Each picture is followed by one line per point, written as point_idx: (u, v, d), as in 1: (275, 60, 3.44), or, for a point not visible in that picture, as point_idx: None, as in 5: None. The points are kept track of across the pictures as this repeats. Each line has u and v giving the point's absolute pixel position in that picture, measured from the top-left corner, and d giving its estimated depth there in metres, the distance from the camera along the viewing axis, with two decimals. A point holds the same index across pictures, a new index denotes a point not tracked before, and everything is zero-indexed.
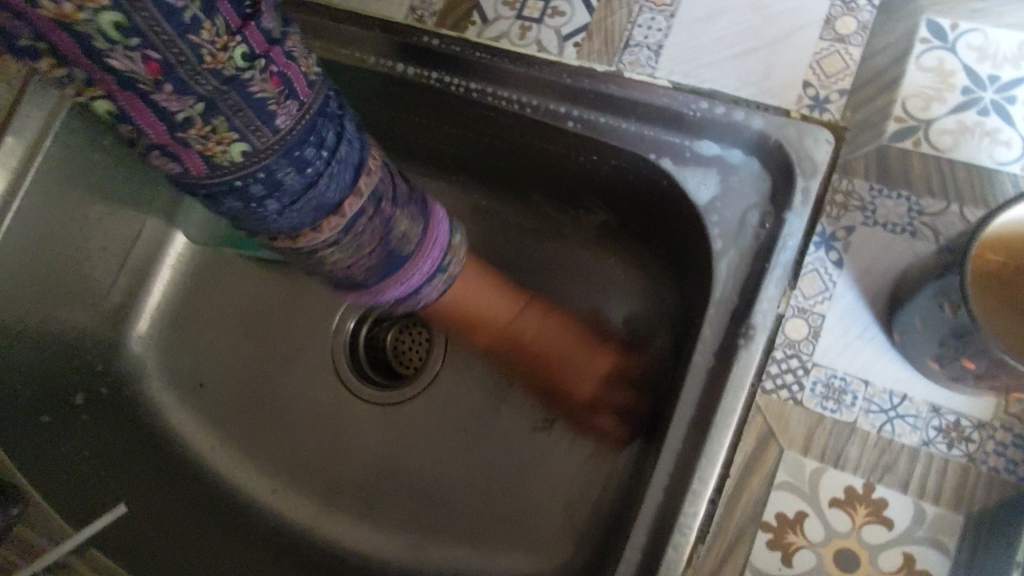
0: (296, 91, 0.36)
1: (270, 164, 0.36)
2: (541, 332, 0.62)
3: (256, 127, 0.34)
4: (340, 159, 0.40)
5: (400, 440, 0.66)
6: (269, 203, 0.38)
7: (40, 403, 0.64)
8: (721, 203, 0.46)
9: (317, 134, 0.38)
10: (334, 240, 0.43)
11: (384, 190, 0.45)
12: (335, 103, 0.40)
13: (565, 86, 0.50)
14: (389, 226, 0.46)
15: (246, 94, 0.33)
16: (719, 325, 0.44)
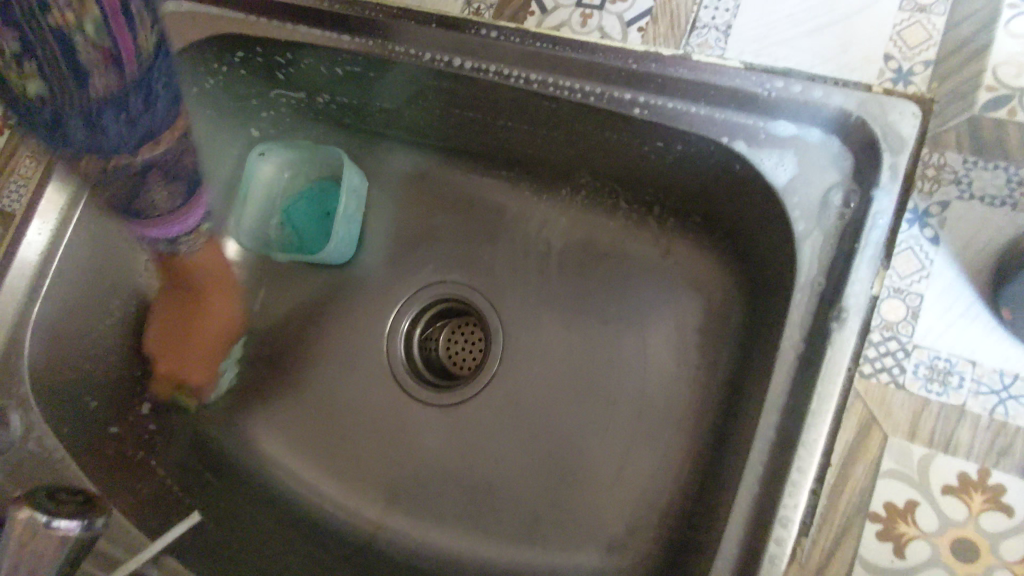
0: (160, 76, 0.43)
1: (57, 111, 0.40)
2: (189, 325, 0.67)
3: (63, 81, 0.38)
4: (129, 127, 0.42)
5: (460, 440, 0.66)
6: (76, 131, 0.41)
7: (111, 415, 0.65)
8: (801, 184, 0.45)
9: (128, 103, 0.41)
10: (91, 194, 0.48)
11: (175, 183, 0.48)
12: (163, 119, 0.45)
13: (630, 73, 0.49)
14: (174, 163, 0.47)
15: (97, 108, 0.40)
16: (807, 308, 0.43)
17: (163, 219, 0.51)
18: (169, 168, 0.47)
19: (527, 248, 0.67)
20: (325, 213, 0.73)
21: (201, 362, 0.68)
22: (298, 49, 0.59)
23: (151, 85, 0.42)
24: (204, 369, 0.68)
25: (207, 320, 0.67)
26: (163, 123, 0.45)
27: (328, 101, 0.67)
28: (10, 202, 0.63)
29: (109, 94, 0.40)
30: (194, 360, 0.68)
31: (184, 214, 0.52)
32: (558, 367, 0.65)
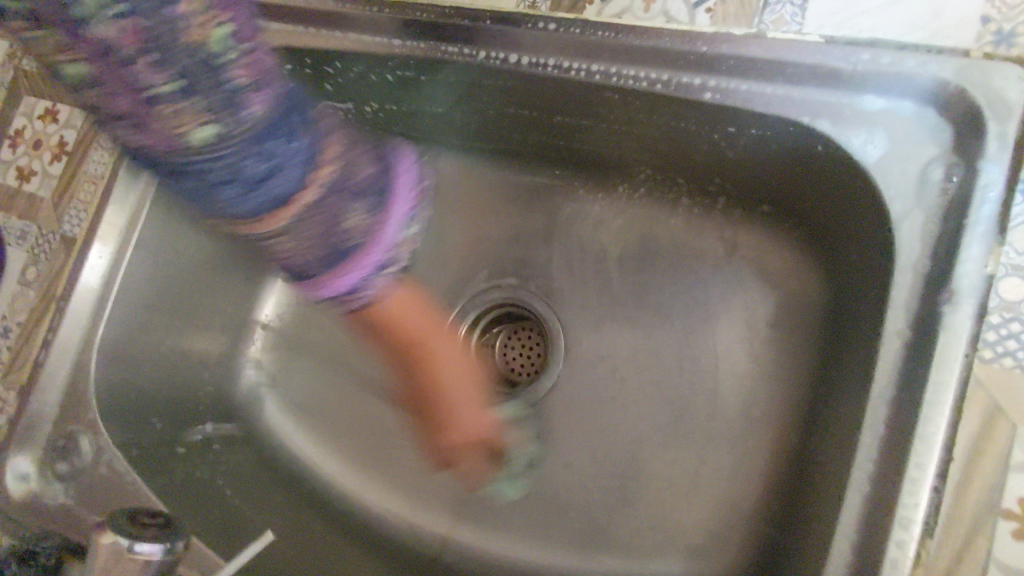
0: (299, 111, 0.38)
1: (235, 156, 0.34)
2: (461, 375, 0.59)
3: (226, 112, 0.33)
4: (292, 158, 0.36)
5: (528, 448, 0.64)
6: (226, 190, 0.35)
7: (174, 437, 0.66)
8: (895, 160, 0.42)
9: (284, 136, 0.36)
10: (298, 252, 0.41)
11: (348, 200, 0.41)
12: (310, 143, 0.38)
13: (699, 56, 0.47)
14: (345, 182, 0.41)
15: (259, 139, 0.35)
16: (912, 291, 0.40)
17: (369, 251, 0.43)
18: (344, 195, 0.41)
19: (588, 249, 0.65)
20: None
21: (477, 416, 0.60)
22: (351, 57, 0.58)
23: (296, 114, 0.38)
24: (481, 422, 0.60)
25: (440, 382, 0.59)
26: (310, 176, 0.38)
27: (377, 109, 0.66)
28: (71, 226, 0.63)
29: (266, 113, 0.35)
30: (471, 415, 0.60)
31: (370, 249, 0.43)
32: (625, 369, 0.62)
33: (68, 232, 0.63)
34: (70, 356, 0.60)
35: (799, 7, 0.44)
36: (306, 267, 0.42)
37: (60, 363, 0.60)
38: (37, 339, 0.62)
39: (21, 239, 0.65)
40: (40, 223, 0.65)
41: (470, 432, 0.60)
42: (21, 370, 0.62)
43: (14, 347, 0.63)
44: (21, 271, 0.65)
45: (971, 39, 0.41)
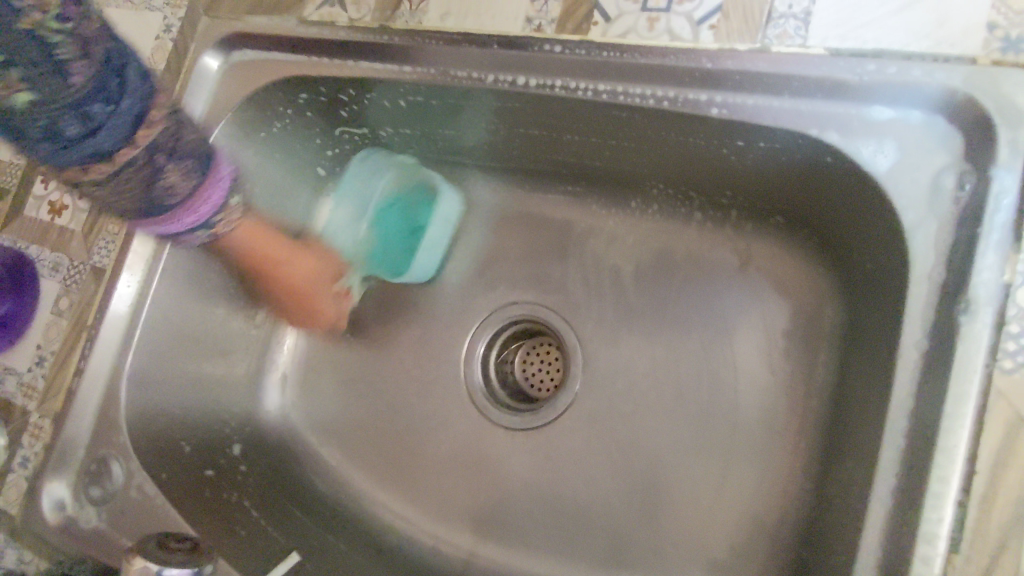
0: (120, 77, 0.40)
1: (50, 115, 0.37)
2: (317, 284, 0.68)
3: (42, 78, 0.36)
4: (116, 121, 0.40)
5: (550, 465, 0.64)
6: (38, 141, 0.38)
7: (202, 458, 0.67)
8: (905, 171, 0.42)
9: (110, 97, 0.39)
10: (107, 197, 0.44)
11: (187, 162, 0.45)
12: (140, 101, 0.41)
13: (704, 72, 0.47)
14: (179, 145, 0.45)
15: (75, 105, 0.38)
16: (927, 302, 0.40)
17: (184, 208, 0.48)
18: (159, 167, 0.44)
19: (605, 265, 0.66)
20: (413, 229, 0.71)
21: (319, 298, 0.69)
22: (362, 83, 0.60)
23: (115, 72, 0.39)
24: (330, 305, 0.70)
25: (295, 290, 0.67)
26: (135, 136, 0.41)
27: (391, 133, 0.68)
28: (100, 257, 0.66)
29: (87, 83, 0.38)
30: (325, 292, 0.69)
31: (201, 192, 0.48)
32: (644, 383, 0.62)
33: (97, 263, 0.66)
34: (102, 381, 0.63)
35: (803, 21, 0.45)
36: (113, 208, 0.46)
37: (91, 389, 0.63)
38: (70, 367, 0.65)
39: (53, 270, 0.68)
40: (71, 255, 0.67)
41: (318, 314, 0.70)
42: (56, 397, 0.65)
43: (49, 375, 0.66)
44: (54, 302, 0.67)
45: (977, 46, 0.41)
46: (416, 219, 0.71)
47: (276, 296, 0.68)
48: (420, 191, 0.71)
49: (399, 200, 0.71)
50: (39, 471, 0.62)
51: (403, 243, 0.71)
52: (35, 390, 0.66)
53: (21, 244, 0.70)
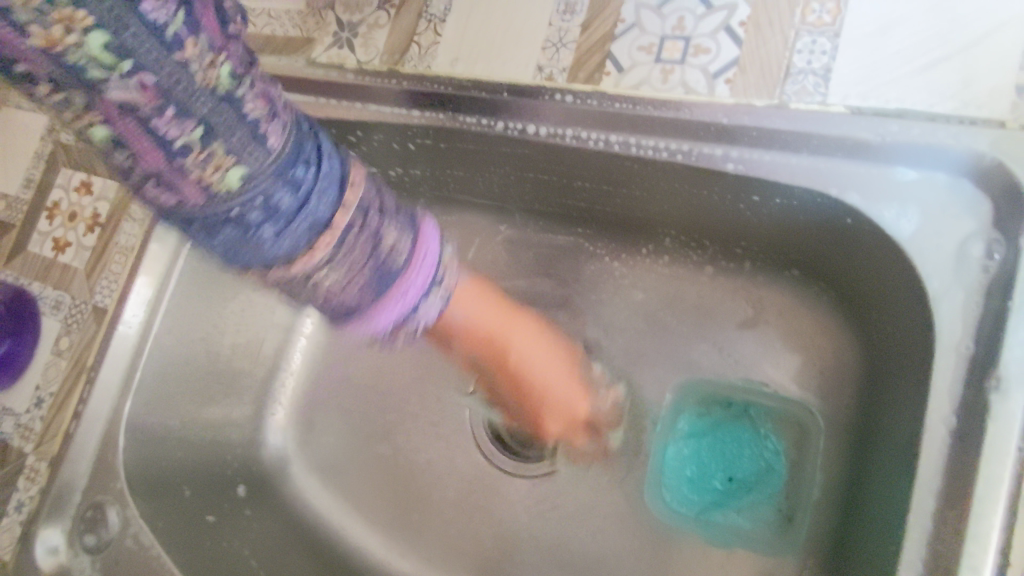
0: (305, 134, 0.37)
1: (264, 187, 0.34)
2: (566, 376, 0.61)
3: (252, 149, 0.33)
4: (323, 177, 0.38)
5: (557, 516, 0.62)
6: (259, 223, 0.35)
7: (204, 504, 0.66)
8: (930, 235, 0.40)
9: (299, 168, 0.36)
10: (346, 292, 0.41)
11: (400, 225, 0.42)
12: (331, 166, 0.38)
13: (720, 127, 0.45)
14: (382, 223, 0.41)
15: (282, 168, 0.35)
16: (954, 377, 0.38)
17: (394, 299, 0.44)
18: (375, 237, 0.41)
19: (617, 311, 0.64)
20: (734, 476, 0.58)
21: (554, 401, 0.61)
22: (371, 127, 0.59)
23: (302, 142, 0.37)
24: (581, 400, 0.62)
25: (529, 368, 0.59)
26: (340, 201, 0.39)
27: (401, 174, 0.66)
28: (102, 297, 0.65)
29: (285, 142, 0.35)
30: (569, 384, 0.61)
31: (393, 293, 0.44)
32: (650, 431, 0.61)
33: (99, 303, 0.65)
34: (99, 426, 0.61)
35: (822, 78, 0.43)
36: (350, 305, 0.42)
37: (89, 432, 0.61)
38: (68, 410, 0.63)
39: (55, 309, 0.67)
40: (73, 293, 0.66)
41: (568, 412, 0.62)
42: (54, 440, 0.64)
43: (47, 417, 0.65)
44: (55, 341, 0.66)
45: (1007, 109, 0.39)
46: (727, 466, 0.58)
47: (502, 379, 0.62)
48: (717, 439, 0.60)
49: (695, 460, 0.60)
50: (33, 518, 0.61)
51: (710, 497, 0.58)
52: (31, 432, 0.65)
53: (23, 281, 0.70)
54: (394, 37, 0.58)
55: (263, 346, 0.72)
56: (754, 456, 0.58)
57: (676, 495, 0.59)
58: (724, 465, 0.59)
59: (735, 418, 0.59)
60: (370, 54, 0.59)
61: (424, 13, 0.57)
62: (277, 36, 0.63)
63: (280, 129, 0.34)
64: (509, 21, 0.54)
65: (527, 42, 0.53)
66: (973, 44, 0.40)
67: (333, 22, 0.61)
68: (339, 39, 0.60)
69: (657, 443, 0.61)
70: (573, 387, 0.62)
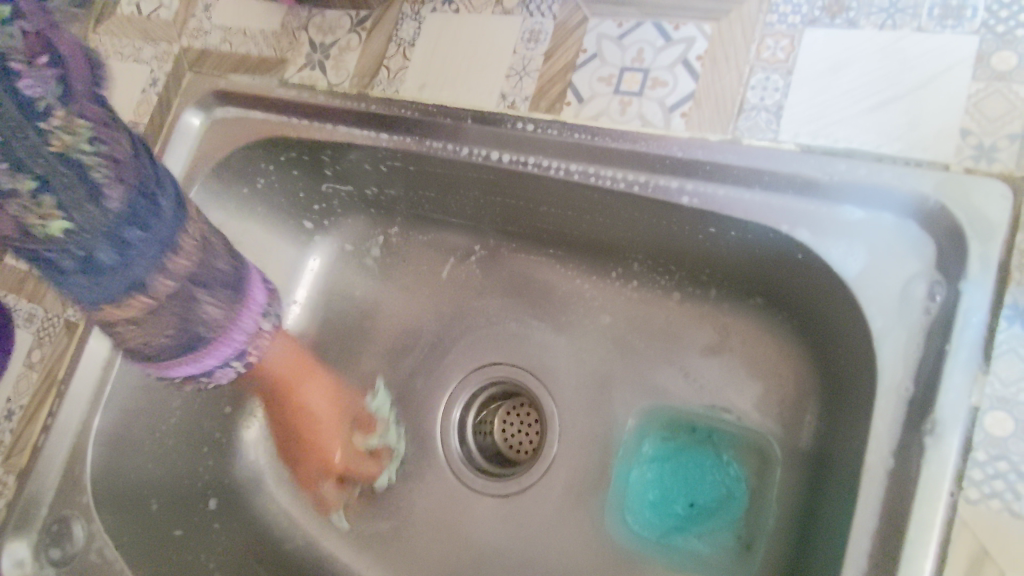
0: (161, 186, 0.43)
1: (87, 241, 0.39)
2: (336, 423, 0.69)
3: (82, 207, 0.38)
4: (150, 241, 0.42)
5: (521, 536, 0.62)
6: (73, 271, 0.40)
7: (174, 518, 0.66)
8: (876, 275, 0.40)
9: (139, 223, 0.41)
10: (140, 333, 0.46)
11: (217, 284, 0.49)
12: (162, 234, 0.43)
13: (676, 160, 0.46)
14: (204, 285, 0.47)
15: (111, 231, 0.40)
16: (893, 419, 0.38)
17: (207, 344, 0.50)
18: (184, 304, 0.46)
19: (585, 333, 0.64)
20: (696, 502, 0.58)
21: (327, 441, 0.69)
22: (341, 147, 0.60)
23: (145, 199, 0.42)
24: (354, 458, 0.69)
25: (313, 416, 0.69)
26: (169, 266, 0.44)
27: (378, 193, 0.67)
28: (73, 312, 0.66)
29: (125, 205, 0.40)
30: (342, 441, 0.70)
31: (183, 337, 0.48)
32: (615, 453, 0.61)
33: (71, 317, 0.66)
34: (68, 438, 0.62)
35: (774, 114, 0.44)
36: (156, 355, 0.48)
37: (58, 445, 0.62)
38: (38, 423, 0.64)
39: (28, 322, 0.67)
40: (47, 307, 0.67)
41: (324, 454, 0.69)
42: (23, 453, 0.65)
43: (17, 430, 0.66)
44: (27, 353, 0.67)
45: (951, 152, 0.40)
46: (690, 491, 0.59)
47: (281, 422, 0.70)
48: (681, 463, 0.60)
49: (658, 484, 0.60)
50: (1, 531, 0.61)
51: (672, 522, 0.58)
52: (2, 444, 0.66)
53: None
54: (365, 61, 0.59)
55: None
56: (715, 482, 0.58)
57: (638, 519, 0.59)
58: (687, 491, 0.59)
59: (698, 444, 0.59)
60: (340, 76, 0.59)
61: (395, 38, 0.58)
62: (252, 56, 0.64)
63: (121, 189, 0.40)
64: (476, 49, 0.54)
65: (491, 69, 0.53)
66: (920, 86, 0.41)
67: (306, 44, 0.62)
68: (311, 61, 0.61)
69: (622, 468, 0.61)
70: (341, 442, 0.70)
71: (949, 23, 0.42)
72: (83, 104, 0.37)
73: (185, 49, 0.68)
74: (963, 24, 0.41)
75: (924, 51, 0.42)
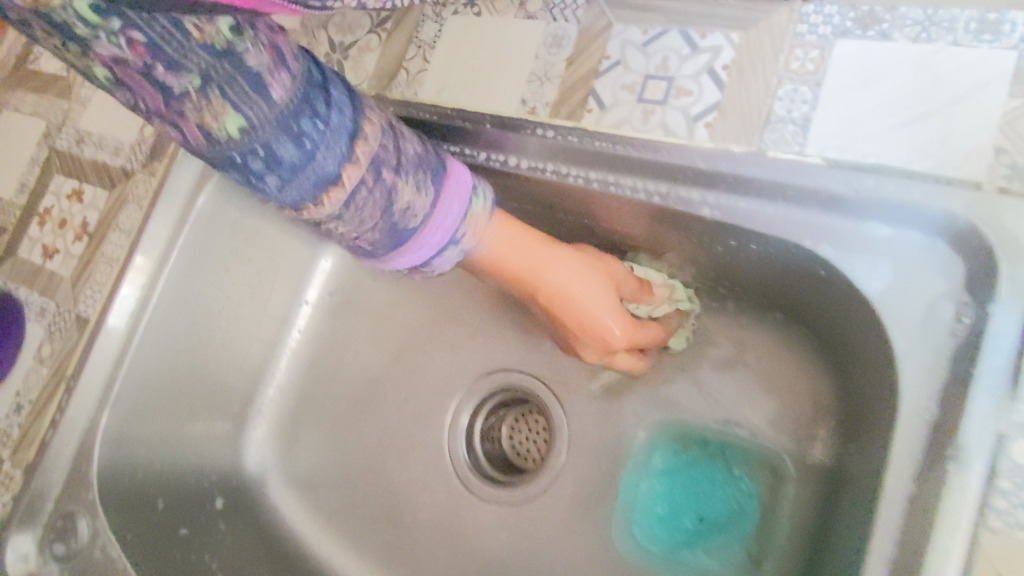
0: (326, 87, 0.42)
1: (265, 142, 0.39)
2: (601, 295, 0.56)
3: (253, 100, 0.37)
4: (332, 129, 0.41)
5: (528, 546, 0.61)
6: (263, 174, 0.40)
7: (179, 516, 0.66)
8: (901, 294, 0.40)
9: (313, 124, 0.40)
10: (344, 221, 0.45)
11: (416, 177, 0.46)
12: (350, 117, 0.42)
13: (698, 172, 0.46)
14: (392, 159, 0.45)
15: (283, 123, 0.39)
16: (915, 441, 0.38)
17: (381, 218, 0.46)
18: (378, 173, 0.44)
19: (600, 342, 0.63)
20: (705, 517, 0.57)
21: (594, 323, 0.57)
22: None
23: (315, 88, 0.41)
24: (630, 333, 0.57)
25: (566, 298, 0.56)
26: (352, 151, 0.42)
27: None
28: (85, 307, 0.65)
29: (290, 96, 0.39)
30: (616, 314, 0.57)
31: (373, 227, 0.46)
32: (624, 466, 0.60)
33: (82, 312, 0.65)
34: (76, 434, 0.61)
35: (801, 126, 0.43)
36: (352, 231, 0.46)
37: (65, 441, 0.61)
38: (46, 417, 0.64)
39: (40, 315, 0.67)
40: (58, 301, 0.67)
41: (602, 339, 0.57)
42: (31, 447, 0.65)
43: (26, 423, 0.66)
44: (38, 347, 0.67)
45: (983, 171, 0.39)
46: (699, 505, 0.58)
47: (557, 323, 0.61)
48: (691, 477, 0.59)
49: (667, 497, 0.59)
50: (5, 524, 0.61)
51: (681, 537, 0.58)
52: (11, 437, 0.66)
53: (12, 285, 0.70)
54: (384, 62, 0.58)
55: (247, 357, 0.71)
56: (726, 498, 0.57)
57: (647, 533, 0.58)
58: (697, 506, 0.58)
59: (710, 459, 0.59)
60: (359, 77, 0.59)
61: (415, 39, 0.57)
62: None
63: (284, 76, 0.38)
64: (496, 52, 0.54)
65: (512, 74, 0.53)
66: (956, 101, 0.40)
67: (325, 43, 0.62)
68: (330, 61, 0.61)
69: (631, 480, 0.60)
70: (619, 319, 0.57)
71: (986, 38, 0.40)
72: (263, 31, 0.38)
73: None
74: (1000, 40, 0.40)
75: (960, 66, 0.41)
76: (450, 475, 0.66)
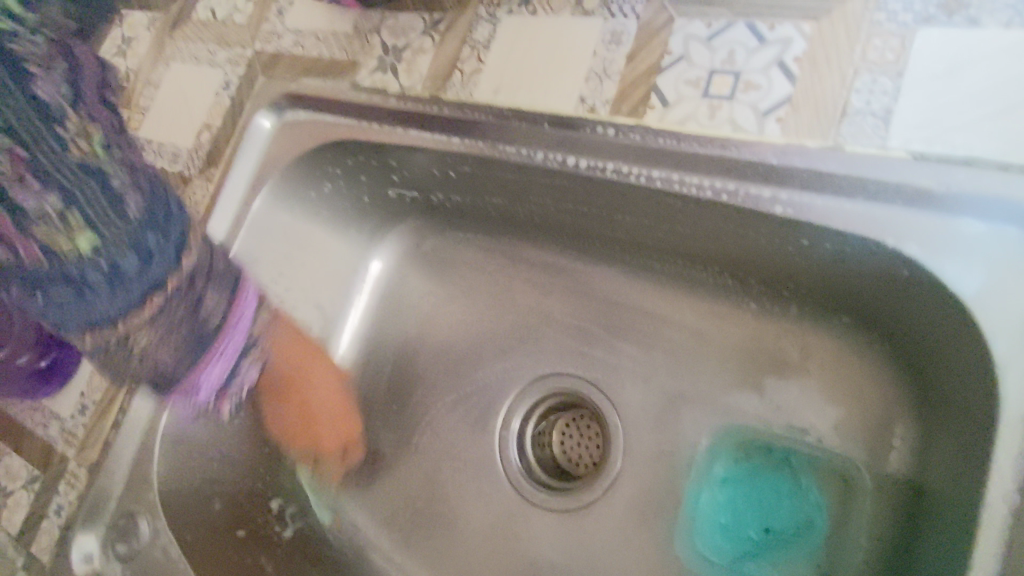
0: (164, 200, 0.44)
1: (109, 256, 0.41)
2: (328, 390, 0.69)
3: (108, 218, 0.40)
4: (164, 252, 0.44)
5: (584, 554, 0.60)
6: (100, 287, 0.41)
7: (235, 518, 0.66)
8: (998, 293, 0.37)
9: (151, 248, 0.43)
10: (160, 344, 0.52)
11: (222, 282, 0.54)
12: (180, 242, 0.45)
13: (770, 168, 0.44)
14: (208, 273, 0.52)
15: (135, 236, 0.41)
16: (1020, 453, 0.35)
17: (211, 360, 0.56)
18: (214, 283, 0.54)
19: (657, 345, 0.61)
20: (771, 530, 0.54)
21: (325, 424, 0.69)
22: (409, 150, 0.58)
23: (166, 212, 0.44)
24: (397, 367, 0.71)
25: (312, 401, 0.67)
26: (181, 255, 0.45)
27: (443, 200, 0.66)
28: None
29: (146, 205, 0.42)
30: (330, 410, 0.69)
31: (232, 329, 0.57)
32: (683, 474, 0.58)
33: None
34: (138, 435, 0.63)
35: (882, 120, 0.41)
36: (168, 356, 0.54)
37: (128, 442, 0.63)
38: (110, 419, 0.66)
39: None
40: None
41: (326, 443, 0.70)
42: (94, 447, 0.66)
43: (90, 424, 0.67)
44: None
45: None
46: (764, 516, 0.55)
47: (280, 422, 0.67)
48: (756, 486, 0.56)
49: (730, 507, 0.56)
50: (72, 523, 0.63)
51: (745, 549, 0.55)
52: (75, 438, 0.68)
53: None
54: (438, 64, 0.58)
55: None
56: (794, 509, 0.54)
57: (709, 544, 0.56)
58: (763, 519, 0.55)
59: (774, 469, 0.56)
60: (413, 79, 0.59)
61: (469, 39, 0.57)
62: (323, 59, 0.64)
63: (122, 164, 0.40)
64: (554, 51, 0.53)
65: (570, 72, 0.52)
66: None
67: (378, 46, 0.62)
68: (384, 64, 0.61)
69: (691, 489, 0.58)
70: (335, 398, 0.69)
71: None
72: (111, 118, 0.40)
73: (259, 53, 0.69)
74: None
75: None
76: (502, 480, 0.65)
